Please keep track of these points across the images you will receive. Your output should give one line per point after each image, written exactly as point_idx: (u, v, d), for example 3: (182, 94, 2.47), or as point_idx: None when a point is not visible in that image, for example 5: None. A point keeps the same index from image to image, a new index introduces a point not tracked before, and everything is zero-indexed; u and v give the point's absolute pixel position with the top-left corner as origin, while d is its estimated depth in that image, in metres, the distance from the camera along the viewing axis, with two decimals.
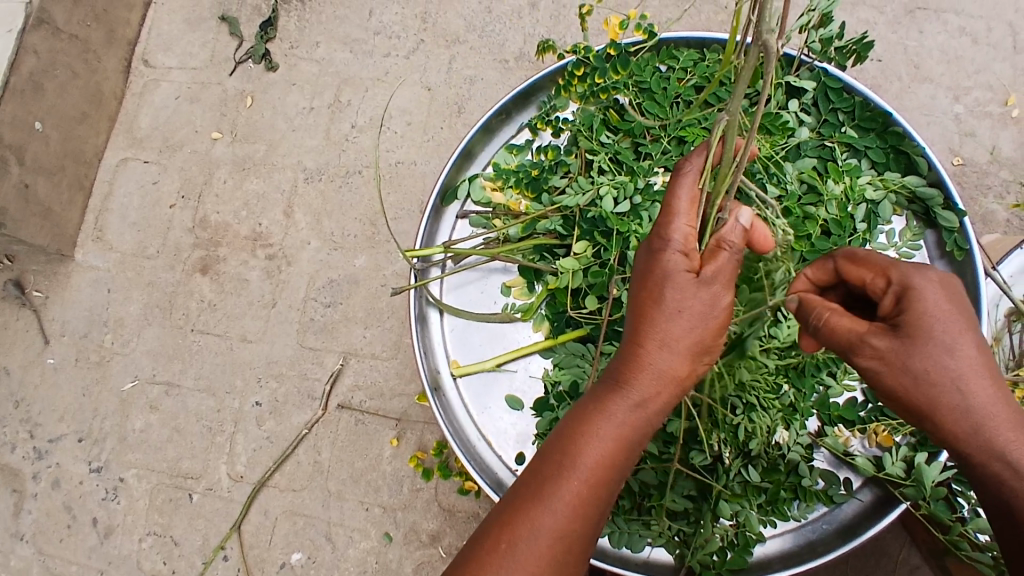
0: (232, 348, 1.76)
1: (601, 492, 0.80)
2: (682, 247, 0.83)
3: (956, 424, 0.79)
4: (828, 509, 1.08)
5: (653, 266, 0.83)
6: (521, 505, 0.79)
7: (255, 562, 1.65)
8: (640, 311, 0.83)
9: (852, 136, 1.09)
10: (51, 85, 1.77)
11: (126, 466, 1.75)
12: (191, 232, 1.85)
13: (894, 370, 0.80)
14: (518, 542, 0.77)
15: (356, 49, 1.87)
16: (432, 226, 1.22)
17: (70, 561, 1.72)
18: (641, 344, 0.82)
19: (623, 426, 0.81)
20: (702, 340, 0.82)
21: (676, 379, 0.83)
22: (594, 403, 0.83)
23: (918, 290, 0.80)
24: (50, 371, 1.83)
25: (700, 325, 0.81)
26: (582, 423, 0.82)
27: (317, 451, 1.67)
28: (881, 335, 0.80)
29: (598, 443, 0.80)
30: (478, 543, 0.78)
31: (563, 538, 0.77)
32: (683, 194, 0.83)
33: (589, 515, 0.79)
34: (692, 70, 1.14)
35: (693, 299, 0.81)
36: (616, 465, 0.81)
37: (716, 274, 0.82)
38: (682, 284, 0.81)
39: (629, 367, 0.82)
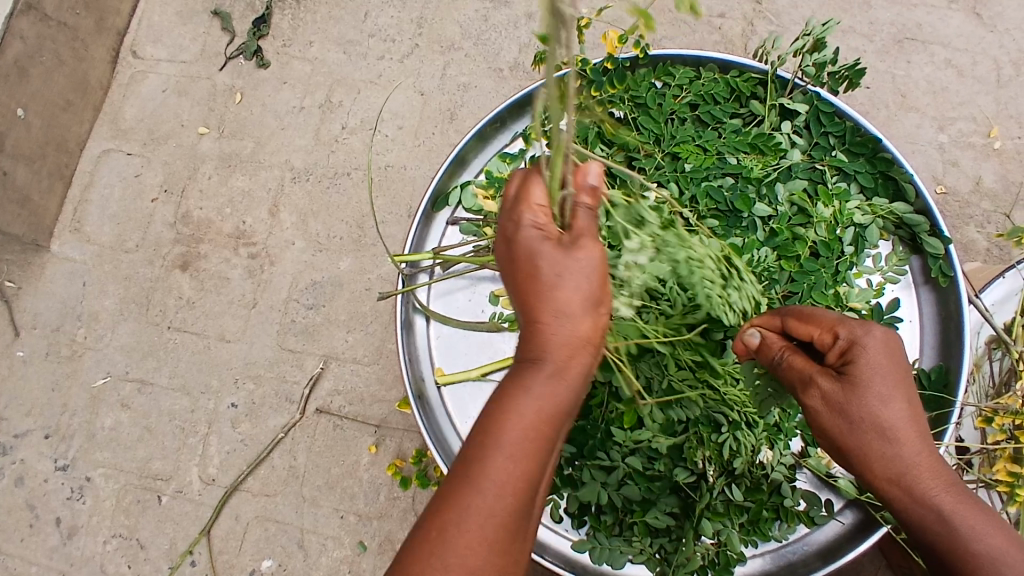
0: (210, 347, 1.72)
1: (533, 465, 0.76)
2: (537, 225, 0.82)
3: (887, 472, 0.83)
4: (808, 530, 1.08)
5: (518, 247, 0.82)
6: (448, 494, 0.74)
7: (224, 568, 1.61)
8: (523, 288, 0.81)
9: (842, 159, 1.10)
10: (35, 71, 1.74)
11: (94, 465, 1.70)
12: (173, 228, 1.81)
13: (832, 412, 0.84)
14: (452, 529, 0.72)
15: (350, 50, 1.86)
16: (422, 232, 1.21)
17: (30, 561, 1.66)
18: (546, 314, 0.79)
19: (541, 396, 0.77)
20: (592, 288, 0.79)
21: (587, 338, 0.80)
22: (511, 378, 0.79)
23: (861, 346, 0.83)
24: (19, 364, 1.77)
25: (583, 279, 0.79)
26: (499, 397, 0.78)
27: (293, 456, 1.64)
28: (826, 379, 0.84)
29: (516, 419, 0.76)
30: (413, 543, 0.74)
31: (498, 518, 0.73)
32: (532, 182, 0.85)
33: (524, 494, 0.74)
34: (688, 86, 1.15)
35: (564, 264, 0.79)
36: (540, 434, 0.76)
37: (578, 232, 0.82)
38: (546, 254, 0.80)
39: (537, 342, 0.79)
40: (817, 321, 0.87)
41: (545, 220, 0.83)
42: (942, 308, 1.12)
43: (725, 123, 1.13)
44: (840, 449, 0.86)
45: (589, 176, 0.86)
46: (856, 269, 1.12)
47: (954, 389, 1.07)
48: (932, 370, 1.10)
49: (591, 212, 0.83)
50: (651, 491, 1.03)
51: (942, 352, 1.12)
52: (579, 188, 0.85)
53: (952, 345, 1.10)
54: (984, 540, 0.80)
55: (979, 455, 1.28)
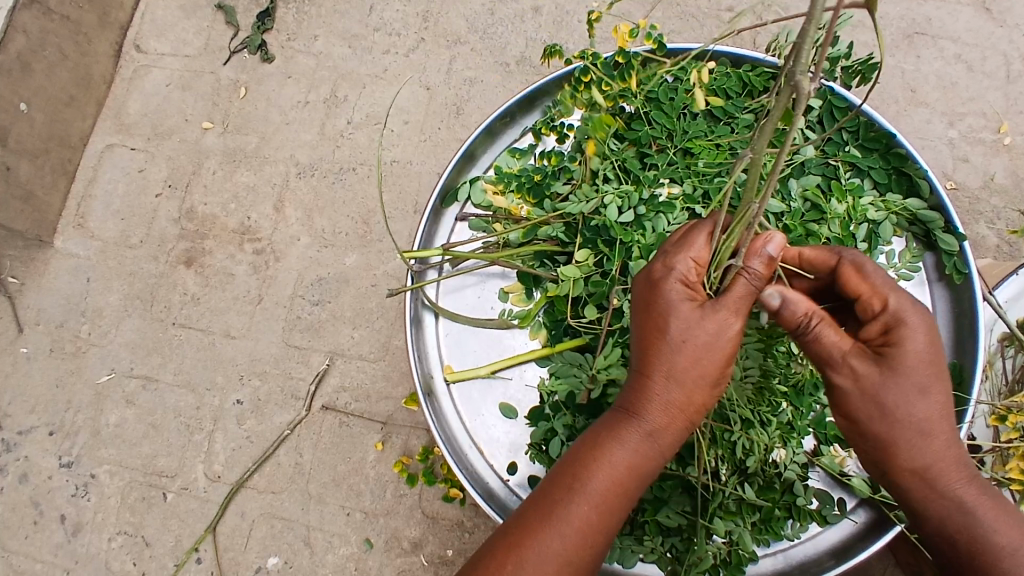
0: (215, 344, 1.71)
1: (611, 520, 0.81)
2: (683, 277, 0.84)
3: (914, 461, 0.82)
4: (820, 529, 1.07)
5: (651, 291, 0.84)
6: (529, 527, 0.80)
7: (230, 566, 1.60)
8: (647, 339, 0.83)
9: (855, 155, 1.09)
10: (39, 66, 1.72)
11: (99, 462, 1.69)
12: (177, 223, 1.80)
13: (865, 396, 0.82)
14: (525, 563, 0.78)
15: (355, 44, 1.84)
16: (430, 228, 1.20)
17: (35, 558, 1.66)
18: (660, 375, 0.82)
19: (634, 455, 0.82)
20: (710, 366, 0.82)
21: (689, 409, 0.83)
22: (604, 427, 0.84)
23: (908, 328, 0.82)
24: (23, 360, 1.76)
25: (706, 352, 0.81)
26: (590, 445, 0.83)
27: (299, 453, 1.63)
28: (861, 361, 0.83)
29: (607, 472, 0.81)
30: (483, 562, 0.80)
31: (570, 564, 0.79)
32: (699, 231, 0.86)
33: (598, 543, 0.81)
34: (700, 81, 1.14)
35: (695, 329, 0.81)
36: (625, 493, 0.82)
37: (723, 299, 0.82)
38: (681, 314, 0.82)
39: (640, 398, 0.83)
40: (868, 288, 0.85)
41: (691, 274, 0.85)
42: (956, 305, 1.11)
43: (737, 117, 1.12)
44: (868, 433, 0.84)
45: (769, 245, 0.83)
46: None
47: (968, 387, 1.07)
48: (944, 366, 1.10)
49: (748, 282, 0.82)
50: (662, 489, 1.02)
51: (955, 349, 1.11)
52: (751, 253, 0.84)
53: (965, 342, 1.09)
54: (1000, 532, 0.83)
55: (991, 453, 1.27)
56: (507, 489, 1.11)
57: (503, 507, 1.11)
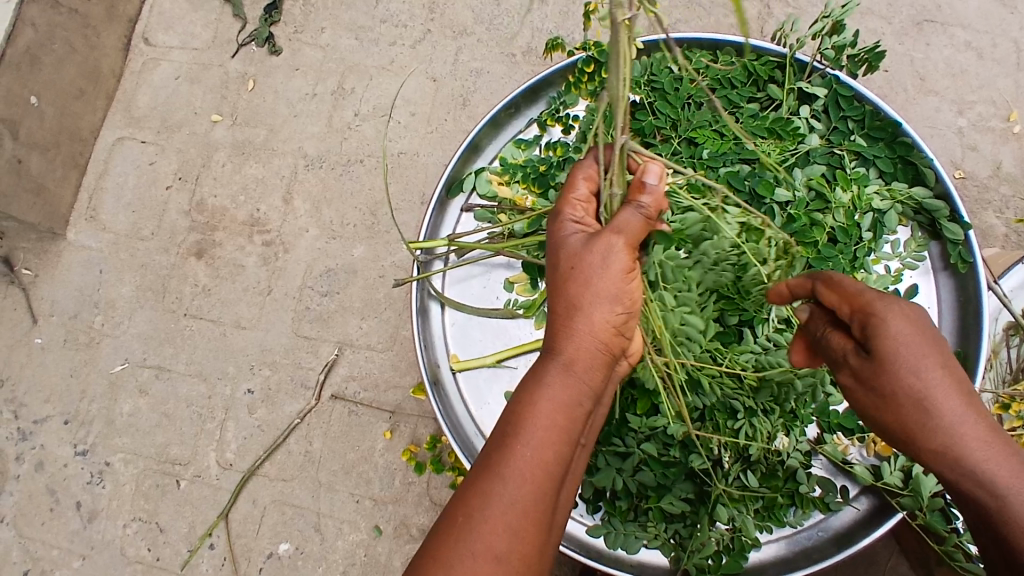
0: (226, 334, 1.73)
1: (552, 455, 0.79)
2: (573, 219, 0.92)
3: (935, 448, 0.72)
4: (823, 516, 1.08)
5: (553, 241, 0.92)
6: (474, 481, 0.78)
7: (242, 552, 1.63)
8: (553, 280, 0.89)
9: (860, 144, 1.09)
10: (49, 60, 1.74)
11: (113, 450, 1.73)
12: (187, 216, 1.82)
13: (863, 387, 0.75)
14: (475, 514, 0.75)
15: (361, 36, 1.85)
16: (436, 218, 1.21)
17: (53, 544, 1.70)
18: (564, 307, 0.87)
19: (558, 385, 0.83)
20: (611, 284, 0.86)
21: (598, 330, 0.86)
22: (529, 375, 0.86)
23: (876, 316, 0.73)
24: (37, 351, 1.80)
25: (601, 272, 0.86)
26: (522, 394, 0.84)
27: (308, 441, 1.66)
28: (855, 357, 0.76)
29: (536, 409, 0.81)
30: (438, 530, 0.76)
31: (522, 501, 0.76)
32: (580, 179, 0.95)
33: (545, 481, 0.78)
34: (704, 71, 1.14)
35: (585, 254, 0.87)
36: (562, 428, 0.81)
37: (607, 225, 0.88)
38: (571, 247, 0.89)
39: (555, 336, 0.87)
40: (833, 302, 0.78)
41: (583, 217, 0.93)
42: (962, 293, 1.11)
43: (742, 107, 1.12)
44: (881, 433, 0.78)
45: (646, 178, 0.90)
46: (874, 255, 1.11)
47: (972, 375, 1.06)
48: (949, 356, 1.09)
49: (634, 213, 0.88)
50: (666, 477, 1.03)
51: (961, 338, 1.11)
52: (636, 187, 0.90)
53: (970, 331, 1.09)
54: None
55: None
56: None
57: None
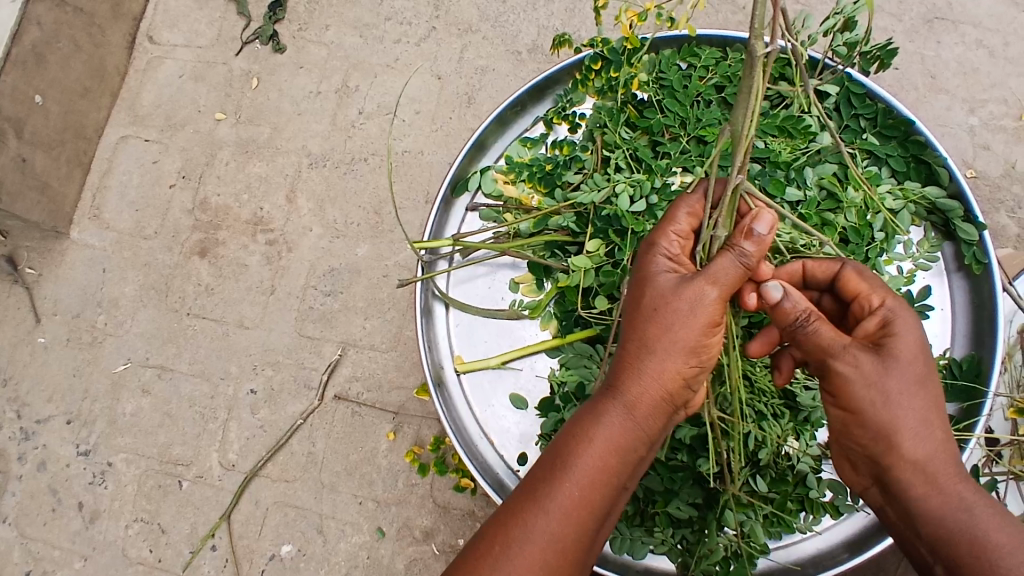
0: (228, 334, 1.72)
1: (597, 497, 0.81)
2: (667, 253, 0.88)
3: (918, 450, 0.83)
4: (833, 521, 1.06)
5: (640, 272, 0.89)
6: (513, 508, 0.81)
7: (244, 553, 1.62)
8: (630, 314, 0.88)
9: (873, 143, 1.07)
10: (54, 58, 1.73)
11: (115, 450, 1.72)
12: (191, 214, 1.81)
13: (867, 386, 0.84)
14: (512, 543, 0.78)
15: (366, 34, 1.84)
16: (441, 218, 1.19)
17: (55, 544, 1.69)
18: (635, 345, 0.86)
19: (617, 429, 0.83)
20: (689, 334, 0.84)
21: (665, 378, 0.85)
22: (589, 406, 0.86)
23: (901, 321, 0.86)
24: (41, 350, 1.79)
25: (681, 321, 0.84)
26: (578, 426, 0.85)
27: (311, 442, 1.64)
28: (862, 351, 0.85)
29: (590, 448, 0.83)
30: (474, 545, 0.80)
31: (559, 540, 0.79)
32: (683, 210, 0.89)
33: (587, 521, 0.81)
34: (714, 68, 1.12)
35: (669, 298, 0.85)
36: (610, 471, 0.83)
37: (704, 270, 0.84)
38: (657, 284, 0.86)
39: (619, 373, 0.86)
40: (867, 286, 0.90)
41: (677, 253, 0.89)
42: (976, 296, 1.09)
43: (752, 106, 1.11)
44: (887, 402, 0.83)
45: (756, 224, 0.83)
46: (886, 257, 1.08)
47: (986, 380, 1.03)
48: (963, 359, 1.07)
49: (732, 260, 0.83)
50: (674, 481, 1.01)
51: (975, 342, 1.09)
52: (741, 231, 0.84)
53: (985, 335, 1.07)
54: (996, 530, 0.80)
55: (1010, 449, 1.25)
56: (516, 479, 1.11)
57: None
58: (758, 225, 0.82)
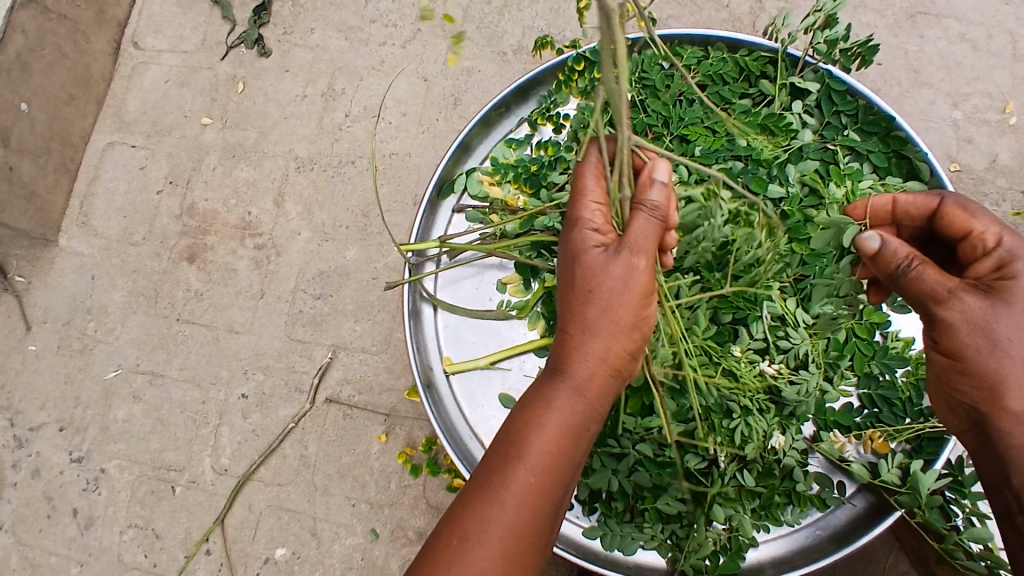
0: (219, 338, 1.72)
1: (550, 480, 0.82)
2: (591, 226, 0.89)
3: (1018, 388, 0.88)
4: (820, 515, 1.08)
5: (569, 250, 0.89)
6: (469, 500, 0.82)
7: (238, 557, 1.62)
8: (566, 294, 0.88)
9: (855, 139, 1.08)
10: (38, 66, 1.72)
11: (108, 457, 1.72)
12: (179, 220, 1.81)
13: (980, 330, 0.88)
14: (468, 535, 0.79)
15: (351, 36, 1.84)
16: (428, 220, 1.20)
17: (50, 551, 1.69)
18: (577, 328, 0.86)
19: (564, 410, 0.84)
20: (626, 309, 0.85)
21: (610, 358, 0.86)
22: (536, 392, 0.87)
23: (1020, 263, 0.90)
24: (32, 358, 1.78)
25: (619, 297, 0.84)
26: (527, 411, 0.86)
27: (304, 445, 1.65)
28: (969, 295, 0.89)
29: (540, 431, 0.83)
30: (434, 540, 0.81)
31: (514, 527, 0.79)
32: (592, 181, 0.91)
33: (543, 504, 0.81)
34: (696, 67, 1.14)
35: (605, 276, 0.85)
36: (562, 452, 0.84)
37: (627, 242, 0.86)
38: (590, 260, 0.87)
39: (563, 356, 0.87)
40: (979, 223, 0.94)
41: (601, 225, 0.90)
42: None
43: (734, 104, 1.11)
44: (1010, 347, 0.87)
45: (656, 173, 0.88)
46: None
47: None
48: None
49: (648, 217, 0.86)
50: (662, 476, 1.03)
51: None
52: (643, 188, 0.88)
53: None
54: None
55: None
56: None
57: None
58: (656, 174, 0.88)
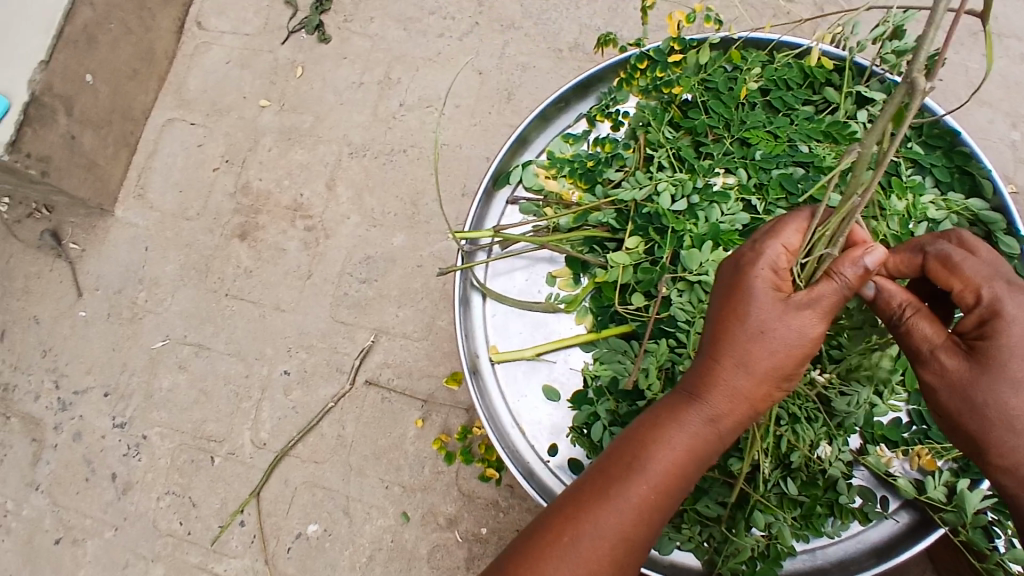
0: (265, 316, 1.76)
1: (665, 501, 0.84)
2: (773, 265, 0.83)
3: (1004, 454, 0.83)
4: (861, 529, 1.07)
5: (741, 281, 0.83)
6: (582, 500, 0.84)
7: (271, 531, 1.66)
8: (723, 319, 0.83)
9: (918, 152, 1.07)
10: (104, 39, 1.78)
11: (151, 424, 1.77)
12: (233, 198, 1.85)
13: (954, 392, 0.84)
14: (580, 537, 0.82)
15: (409, 27, 1.87)
16: (482, 209, 1.22)
17: (85, 514, 1.74)
18: (728, 360, 0.83)
19: (695, 439, 0.84)
20: (785, 361, 0.82)
21: (753, 398, 0.84)
22: (668, 407, 0.86)
23: (1004, 322, 0.81)
24: (81, 324, 1.85)
25: (782, 349, 0.81)
26: (654, 425, 0.86)
27: (341, 425, 1.68)
28: (947, 356, 0.84)
29: (666, 453, 0.84)
30: (541, 529, 0.84)
31: (626, 540, 0.82)
32: (791, 227, 0.83)
33: (653, 521, 0.84)
34: (760, 71, 1.13)
35: (775, 324, 0.81)
36: (682, 476, 0.85)
37: (811, 300, 0.80)
38: (763, 302, 0.82)
39: (704, 382, 0.84)
40: (961, 280, 0.84)
41: (781, 271, 0.83)
42: None
43: (797, 110, 1.11)
44: (980, 412, 0.83)
45: (868, 255, 0.80)
46: None
47: None
48: None
49: (839, 288, 0.80)
50: (704, 479, 1.04)
51: None
52: (849, 257, 0.81)
53: None
54: None
55: None
56: (547, 470, 1.13)
57: (543, 486, 1.13)
58: (869, 253, 0.81)
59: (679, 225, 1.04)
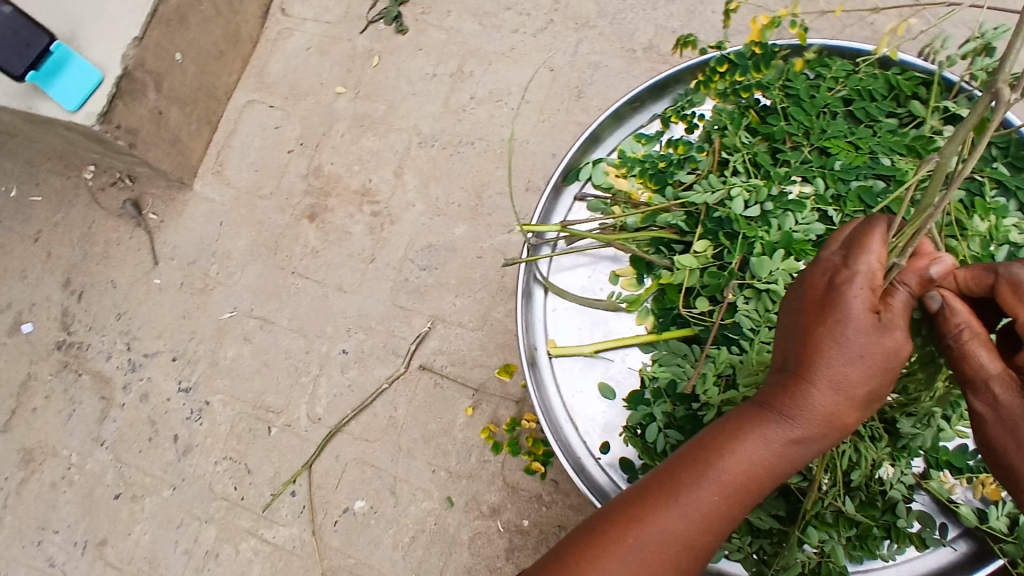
0: (328, 296, 1.82)
1: (733, 512, 0.84)
2: (870, 284, 0.80)
3: None
4: (917, 555, 1.03)
5: (838, 298, 0.81)
6: (652, 502, 0.84)
7: (320, 503, 1.71)
8: (817, 336, 0.81)
9: (1004, 172, 1.03)
10: (195, 20, 1.86)
11: (213, 391, 1.85)
12: (304, 179, 1.92)
13: (1005, 426, 0.79)
14: (646, 537, 0.82)
15: (485, 22, 1.89)
16: (549, 204, 1.23)
17: (146, 472, 1.83)
18: (818, 379, 0.81)
19: (774, 456, 0.83)
20: (871, 387, 0.81)
21: (837, 422, 0.83)
22: (750, 419, 0.85)
23: None
24: (155, 291, 1.94)
25: (872, 372, 0.80)
26: (733, 435, 0.85)
27: (394, 407, 1.72)
28: (1002, 388, 0.79)
29: (743, 466, 0.83)
30: (605, 523, 0.84)
31: (690, 546, 0.83)
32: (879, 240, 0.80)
33: (719, 531, 0.84)
34: (844, 80, 1.11)
35: (870, 347, 0.79)
36: (753, 490, 0.85)
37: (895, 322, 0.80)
38: (860, 323, 0.80)
39: (790, 397, 0.83)
40: None
41: (875, 288, 0.80)
42: None
43: (880, 122, 1.08)
44: None
45: (935, 265, 0.81)
46: None
47: None
48: None
49: (905, 297, 0.81)
50: None
51: None
52: (915, 264, 0.82)
53: None
54: None
55: None
56: (597, 466, 1.14)
57: (591, 482, 1.13)
58: (936, 263, 0.81)
59: (750, 231, 1.03)
